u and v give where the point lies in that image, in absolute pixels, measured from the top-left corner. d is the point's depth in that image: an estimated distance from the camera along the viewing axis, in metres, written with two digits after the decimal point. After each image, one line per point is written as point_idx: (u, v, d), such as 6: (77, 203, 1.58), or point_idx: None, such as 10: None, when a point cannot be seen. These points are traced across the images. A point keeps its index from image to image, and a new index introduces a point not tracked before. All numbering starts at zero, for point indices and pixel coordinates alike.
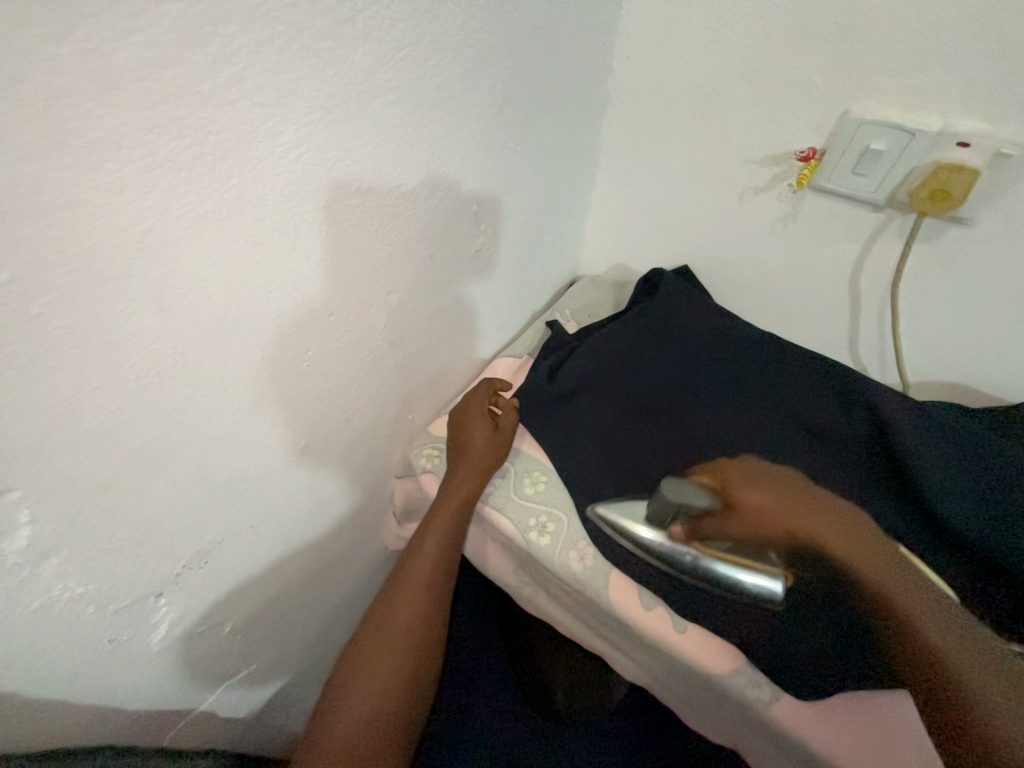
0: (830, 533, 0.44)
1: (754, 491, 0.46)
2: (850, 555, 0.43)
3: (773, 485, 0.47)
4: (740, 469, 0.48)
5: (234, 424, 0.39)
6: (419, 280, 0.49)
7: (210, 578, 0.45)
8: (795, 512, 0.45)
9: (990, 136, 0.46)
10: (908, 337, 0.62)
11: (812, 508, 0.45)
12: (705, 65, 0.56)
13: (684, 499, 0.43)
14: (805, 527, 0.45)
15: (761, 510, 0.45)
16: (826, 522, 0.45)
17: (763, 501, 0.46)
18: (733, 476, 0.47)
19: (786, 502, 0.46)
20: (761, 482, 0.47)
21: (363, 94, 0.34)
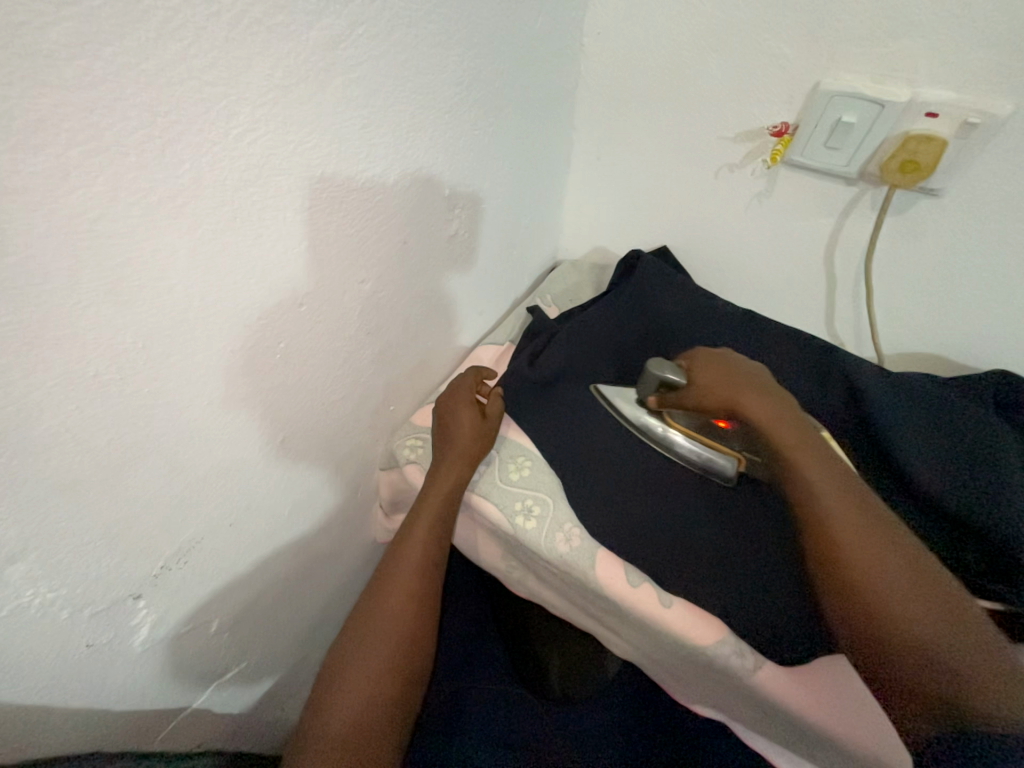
0: (764, 413, 0.47)
1: (713, 371, 0.51)
2: (785, 441, 0.46)
3: (731, 371, 0.50)
4: (707, 356, 0.53)
5: (207, 419, 0.38)
6: (394, 267, 0.48)
7: (191, 577, 0.44)
8: (740, 390, 0.48)
9: (959, 105, 0.46)
10: (883, 310, 0.63)
11: (763, 393, 0.48)
12: (677, 40, 0.56)
13: (665, 373, 0.51)
14: (756, 413, 0.47)
15: (713, 388, 0.50)
16: (769, 404, 0.47)
17: (719, 380, 0.50)
18: (698, 362, 0.52)
19: (737, 383, 0.49)
20: (722, 366, 0.51)
21: (322, 73, 0.33)
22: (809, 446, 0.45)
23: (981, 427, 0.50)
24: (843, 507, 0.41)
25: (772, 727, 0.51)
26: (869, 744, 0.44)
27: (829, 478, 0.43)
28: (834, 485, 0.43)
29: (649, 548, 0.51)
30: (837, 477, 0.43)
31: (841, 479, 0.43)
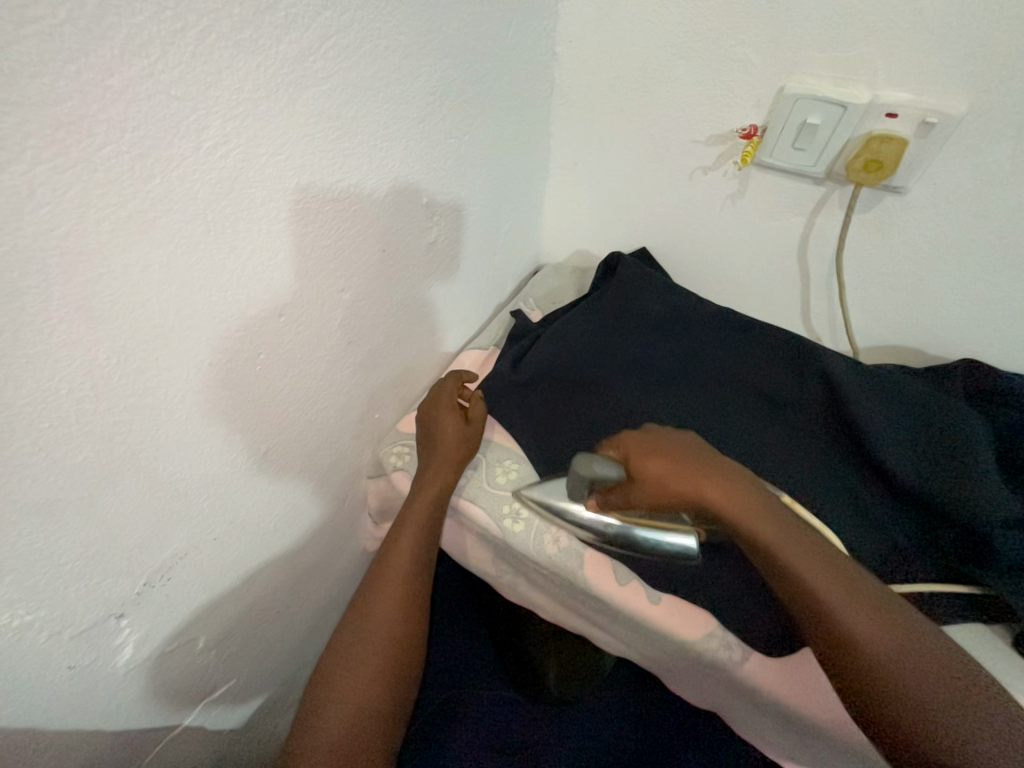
0: (727, 499, 0.42)
1: (657, 460, 0.44)
2: (757, 527, 0.41)
3: (679, 457, 0.44)
4: (645, 440, 0.46)
5: (186, 433, 0.37)
6: (375, 275, 0.49)
7: (175, 594, 0.43)
8: (695, 477, 0.43)
9: (917, 106, 0.48)
10: (856, 305, 0.64)
11: (723, 478, 0.43)
12: (646, 48, 0.57)
13: (595, 469, 0.43)
14: (722, 507, 0.42)
15: (664, 481, 0.43)
16: (728, 486, 0.42)
17: (667, 472, 0.43)
18: (638, 452, 0.45)
19: (685, 471, 0.43)
20: (662, 450, 0.45)
21: (292, 85, 0.33)
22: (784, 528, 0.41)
23: (951, 416, 0.52)
24: (844, 601, 0.38)
25: (764, 720, 0.52)
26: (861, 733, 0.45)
27: (819, 567, 0.39)
28: (826, 575, 0.39)
29: None
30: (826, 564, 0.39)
31: (828, 562, 0.40)
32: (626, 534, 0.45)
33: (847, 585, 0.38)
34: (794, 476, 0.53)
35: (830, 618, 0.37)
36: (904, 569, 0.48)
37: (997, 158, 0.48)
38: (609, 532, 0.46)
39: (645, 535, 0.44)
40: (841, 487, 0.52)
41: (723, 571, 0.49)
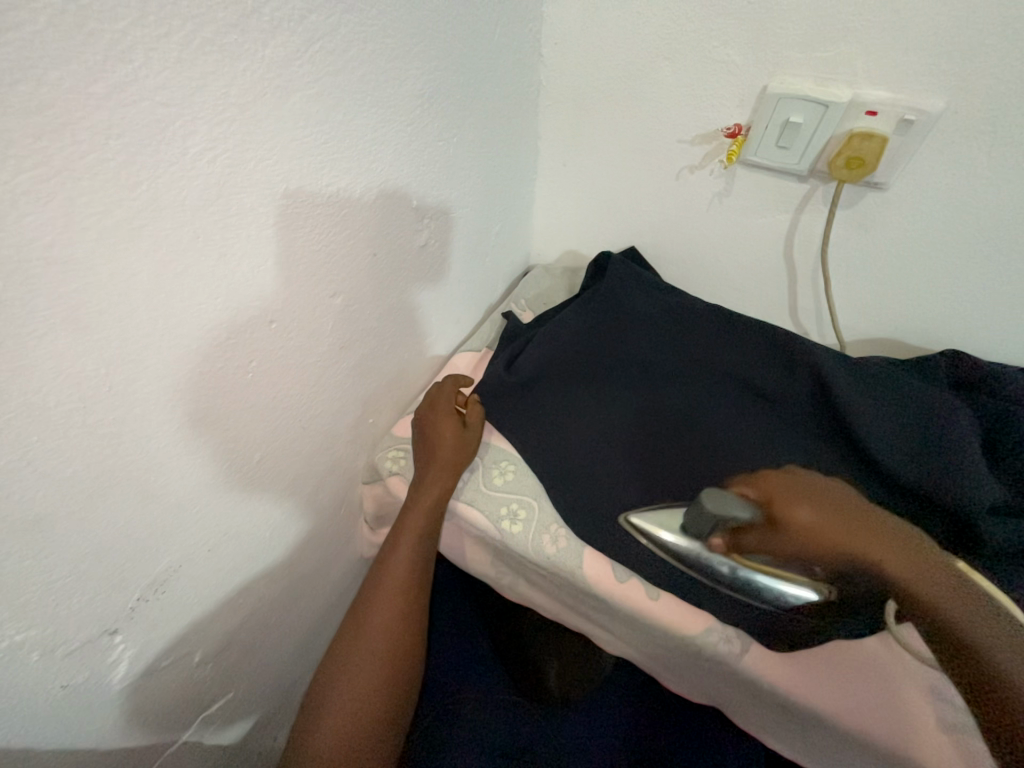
0: (884, 551, 0.41)
1: (807, 504, 0.43)
2: (917, 580, 0.39)
3: (830, 504, 0.43)
4: (790, 482, 0.45)
5: (177, 444, 0.37)
6: (366, 279, 0.48)
7: (169, 608, 0.43)
8: (845, 525, 0.42)
9: (896, 104, 0.49)
10: (841, 299, 0.66)
11: (877, 527, 0.42)
12: (631, 48, 0.58)
13: (731, 510, 0.42)
14: (879, 556, 0.41)
15: (815, 527, 0.42)
16: (882, 537, 0.41)
17: (817, 519, 0.43)
18: (783, 493, 0.44)
19: (837, 519, 0.43)
20: (810, 494, 0.44)
21: (279, 89, 0.33)
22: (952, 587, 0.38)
23: (937, 406, 0.53)
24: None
25: (764, 714, 0.52)
26: (858, 723, 0.45)
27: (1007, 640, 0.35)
28: (1010, 649, 0.35)
29: (635, 545, 0.51)
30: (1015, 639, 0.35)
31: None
32: (749, 580, 0.42)
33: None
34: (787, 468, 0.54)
35: (1014, 694, 0.33)
36: None
37: (974, 154, 0.49)
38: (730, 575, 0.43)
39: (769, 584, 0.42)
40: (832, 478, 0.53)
41: None
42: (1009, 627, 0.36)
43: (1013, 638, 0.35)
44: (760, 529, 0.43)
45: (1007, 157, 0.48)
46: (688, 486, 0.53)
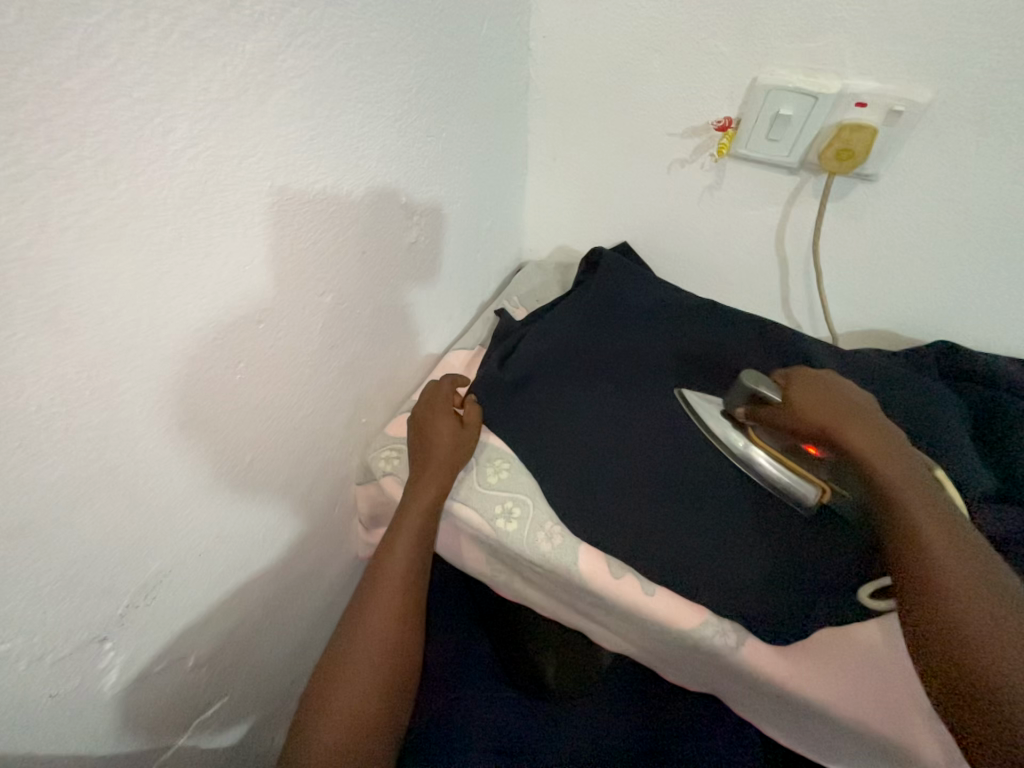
0: (862, 437, 0.45)
1: (814, 392, 0.49)
2: (881, 464, 0.44)
3: (838, 399, 0.48)
4: (811, 376, 0.51)
5: (164, 446, 0.36)
6: (356, 278, 0.48)
7: (161, 612, 0.42)
8: (840, 413, 0.47)
9: (885, 95, 0.49)
10: (833, 292, 0.66)
11: (866, 422, 0.47)
12: (620, 42, 0.57)
13: (760, 387, 0.50)
14: (852, 440, 0.46)
15: (814, 409, 0.48)
16: (869, 429, 0.46)
17: (819, 402, 0.49)
18: (801, 385, 0.50)
19: (844, 410, 0.47)
20: (828, 390, 0.49)
21: (262, 85, 0.32)
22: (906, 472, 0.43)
23: (928, 397, 0.53)
24: (949, 548, 0.38)
25: (760, 704, 0.53)
26: (857, 712, 0.45)
27: (939, 520, 0.40)
28: (940, 525, 0.39)
29: (630, 540, 0.51)
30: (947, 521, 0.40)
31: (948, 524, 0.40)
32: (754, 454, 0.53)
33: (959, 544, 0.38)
34: None
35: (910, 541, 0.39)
36: None
37: (964, 143, 0.49)
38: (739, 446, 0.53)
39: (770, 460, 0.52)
40: None
41: (714, 557, 0.49)
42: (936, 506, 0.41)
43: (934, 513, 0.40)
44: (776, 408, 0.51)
45: (995, 147, 0.48)
46: (682, 480, 0.53)
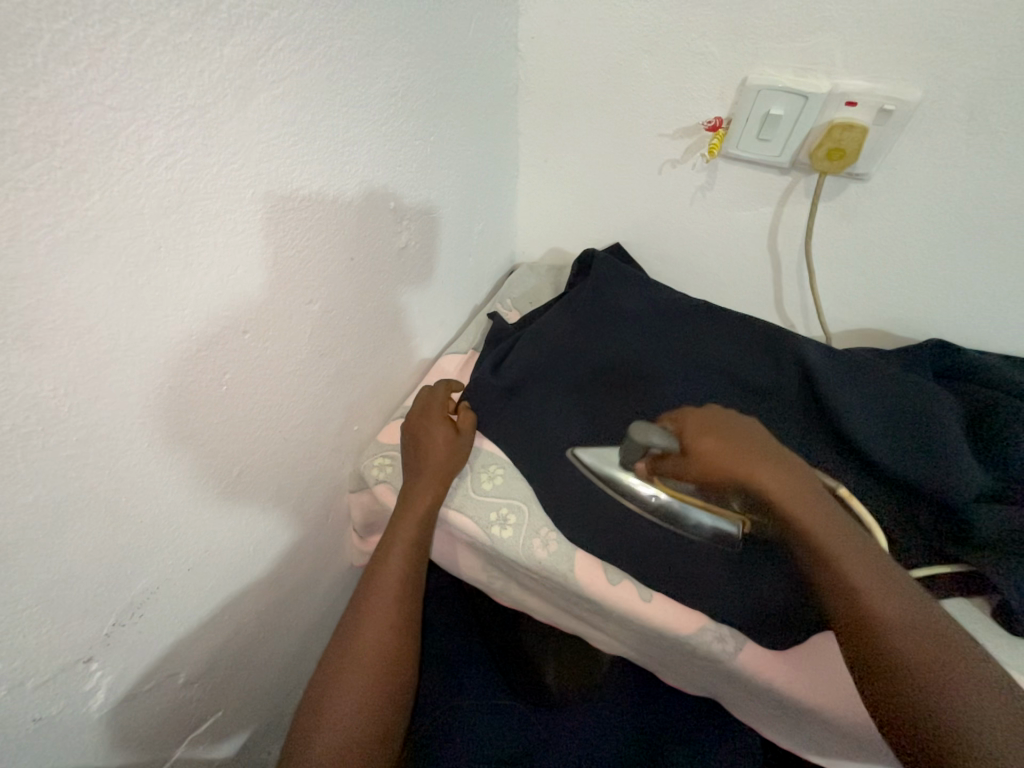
0: (775, 481, 0.41)
1: (713, 436, 0.43)
2: (801, 510, 0.41)
3: (738, 439, 0.44)
4: (704, 416, 0.45)
5: (147, 462, 0.35)
6: (344, 284, 0.47)
7: (148, 629, 0.41)
8: (747, 459, 0.42)
9: (875, 95, 0.49)
10: (826, 291, 0.66)
11: (774, 462, 0.42)
12: (609, 43, 0.57)
13: (653, 441, 0.42)
14: (768, 488, 0.41)
15: (719, 459, 0.42)
16: (779, 470, 0.42)
17: (723, 448, 0.43)
18: (696, 429, 0.45)
19: (743, 452, 0.43)
20: (718, 427, 0.45)
21: (241, 90, 0.31)
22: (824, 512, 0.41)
23: (924, 397, 0.53)
24: (889, 600, 0.38)
25: (759, 707, 0.52)
26: (856, 714, 0.45)
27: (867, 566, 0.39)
28: (873, 573, 0.39)
29: (626, 546, 0.51)
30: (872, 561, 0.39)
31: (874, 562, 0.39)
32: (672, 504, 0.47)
33: (891, 588, 0.38)
34: None
35: (843, 588, 0.39)
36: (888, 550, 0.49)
37: (954, 141, 0.49)
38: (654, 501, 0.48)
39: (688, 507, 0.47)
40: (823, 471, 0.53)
41: (711, 561, 0.49)
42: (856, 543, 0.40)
43: (856, 553, 0.39)
44: (679, 458, 0.44)
45: (985, 145, 0.48)
46: None
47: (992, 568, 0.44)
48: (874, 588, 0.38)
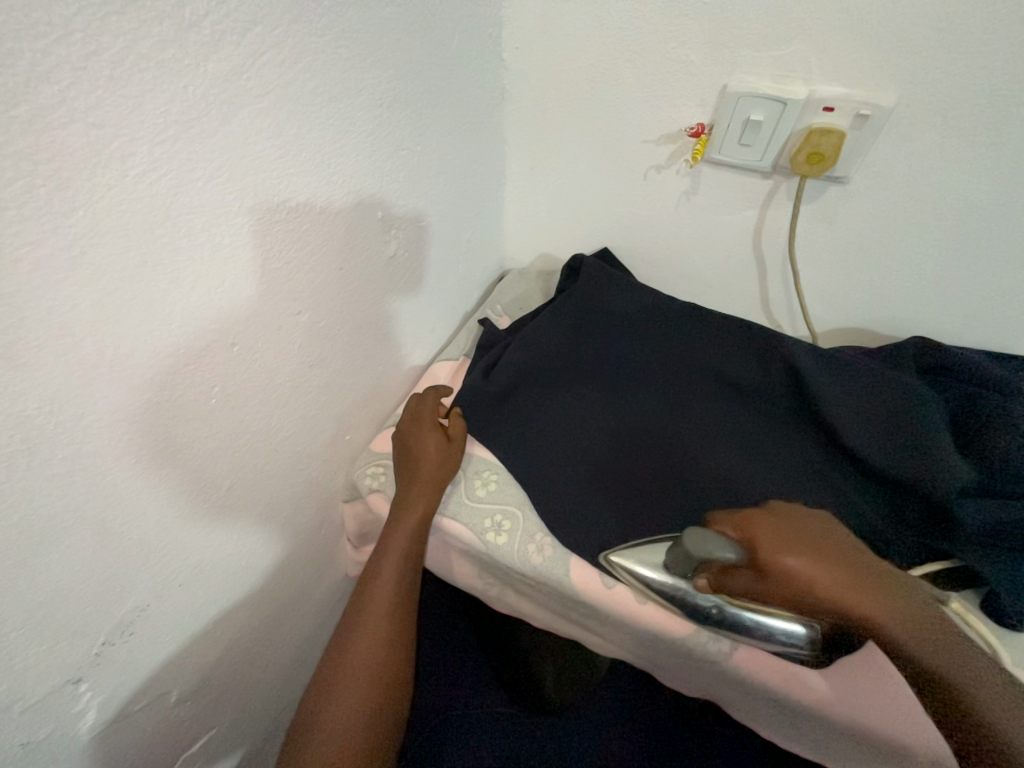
0: (858, 594, 0.39)
1: (789, 549, 0.40)
2: (887, 618, 0.39)
3: (817, 546, 0.41)
4: (773, 522, 0.42)
5: (135, 479, 0.35)
6: (333, 294, 0.47)
7: (139, 648, 0.41)
8: (828, 571, 0.40)
9: (851, 100, 0.50)
10: (811, 291, 0.67)
11: (853, 571, 0.40)
12: (591, 52, 0.58)
13: (712, 553, 0.41)
14: (852, 601, 0.39)
15: (800, 575, 0.40)
16: (860, 581, 0.40)
17: (802, 564, 0.40)
18: (771, 537, 0.41)
19: (824, 563, 0.40)
20: (792, 533, 0.41)
21: (225, 105, 0.31)
22: (912, 614, 0.39)
23: (908, 393, 0.54)
24: (995, 698, 0.37)
25: (755, 707, 0.52)
26: (851, 710, 0.45)
27: (967, 669, 0.38)
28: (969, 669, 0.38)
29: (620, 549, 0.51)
30: (971, 665, 0.38)
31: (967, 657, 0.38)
32: (734, 615, 0.45)
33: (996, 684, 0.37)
34: (767, 463, 0.54)
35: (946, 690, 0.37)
36: (878, 546, 0.49)
37: (928, 144, 0.50)
38: (715, 612, 0.46)
39: (753, 616, 0.45)
40: (813, 470, 0.53)
41: None
42: (948, 639, 0.39)
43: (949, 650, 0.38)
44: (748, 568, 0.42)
45: (960, 147, 0.50)
46: (670, 486, 0.53)
47: (979, 561, 0.45)
48: (981, 698, 0.37)
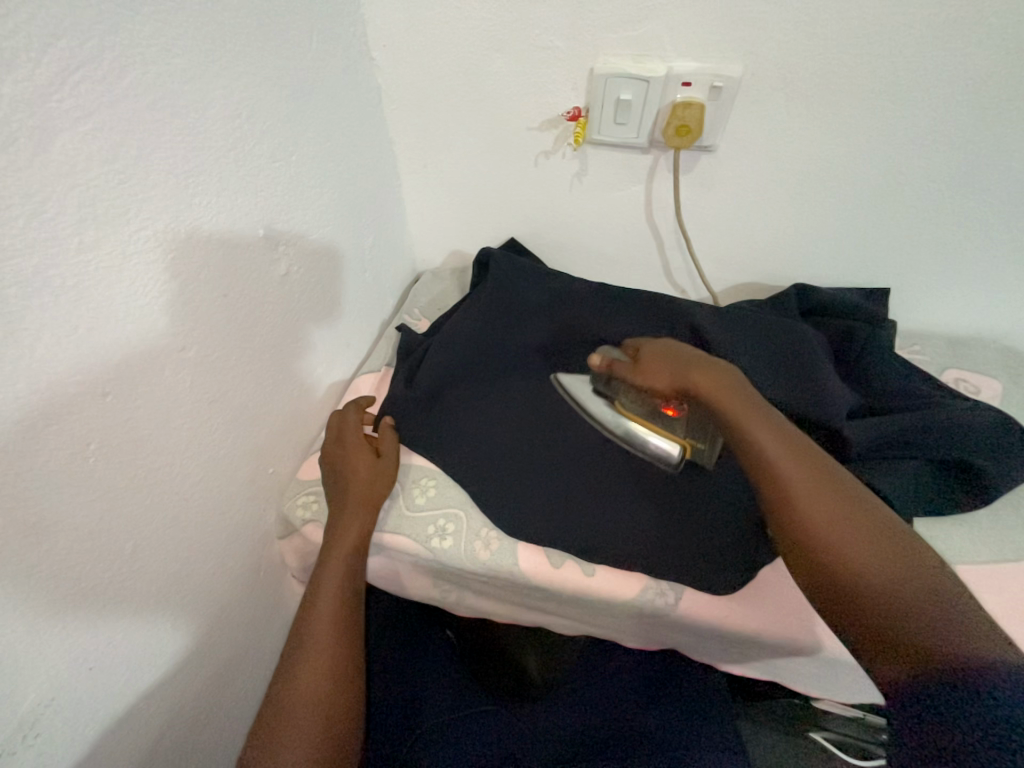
0: (701, 378, 0.46)
1: (659, 351, 0.50)
2: (730, 405, 0.44)
3: (681, 356, 0.49)
4: (655, 344, 0.52)
5: (8, 564, 0.31)
6: (221, 322, 0.44)
7: (52, 745, 0.36)
8: (680, 368, 0.48)
9: (704, 74, 0.53)
10: (704, 254, 0.71)
11: (706, 366, 0.47)
12: (459, 43, 0.57)
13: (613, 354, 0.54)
14: (696, 387, 0.46)
15: (658, 367, 0.49)
16: (710, 371, 0.46)
17: (662, 360, 0.49)
18: (650, 349, 0.51)
19: (690, 365, 0.48)
20: (670, 349, 0.50)
21: (36, 132, 0.28)
22: (753, 406, 0.44)
23: (796, 337, 0.60)
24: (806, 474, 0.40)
25: (709, 646, 0.56)
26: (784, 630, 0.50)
27: (786, 449, 0.41)
28: (790, 451, 0.41)
29: (562, 528, 0.52)
30: (793, 449, 0.41)
31: (793, 444, 0.42)
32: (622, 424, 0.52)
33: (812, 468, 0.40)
34: None
35: (759, 456, 0.41)
36: None
37: (777, 108, 0.55)
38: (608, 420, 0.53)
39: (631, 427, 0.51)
40: None
41: (641, 523, 0.52)
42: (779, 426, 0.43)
43: (773, 430, 0.42)
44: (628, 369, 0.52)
45: (802, 108, 0.55)
46: (601, 458, 0.55)
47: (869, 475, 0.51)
48: (787, 469, 0.40)
